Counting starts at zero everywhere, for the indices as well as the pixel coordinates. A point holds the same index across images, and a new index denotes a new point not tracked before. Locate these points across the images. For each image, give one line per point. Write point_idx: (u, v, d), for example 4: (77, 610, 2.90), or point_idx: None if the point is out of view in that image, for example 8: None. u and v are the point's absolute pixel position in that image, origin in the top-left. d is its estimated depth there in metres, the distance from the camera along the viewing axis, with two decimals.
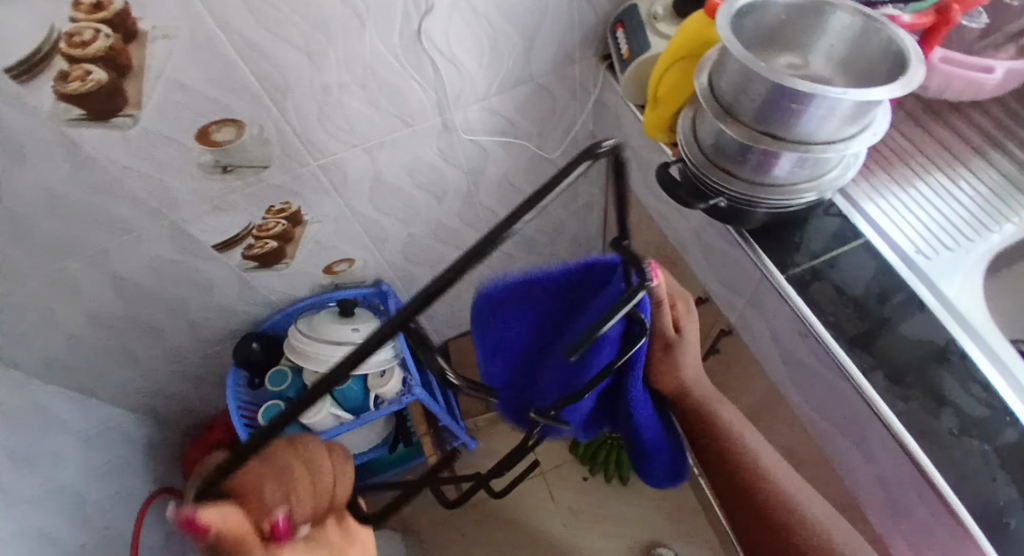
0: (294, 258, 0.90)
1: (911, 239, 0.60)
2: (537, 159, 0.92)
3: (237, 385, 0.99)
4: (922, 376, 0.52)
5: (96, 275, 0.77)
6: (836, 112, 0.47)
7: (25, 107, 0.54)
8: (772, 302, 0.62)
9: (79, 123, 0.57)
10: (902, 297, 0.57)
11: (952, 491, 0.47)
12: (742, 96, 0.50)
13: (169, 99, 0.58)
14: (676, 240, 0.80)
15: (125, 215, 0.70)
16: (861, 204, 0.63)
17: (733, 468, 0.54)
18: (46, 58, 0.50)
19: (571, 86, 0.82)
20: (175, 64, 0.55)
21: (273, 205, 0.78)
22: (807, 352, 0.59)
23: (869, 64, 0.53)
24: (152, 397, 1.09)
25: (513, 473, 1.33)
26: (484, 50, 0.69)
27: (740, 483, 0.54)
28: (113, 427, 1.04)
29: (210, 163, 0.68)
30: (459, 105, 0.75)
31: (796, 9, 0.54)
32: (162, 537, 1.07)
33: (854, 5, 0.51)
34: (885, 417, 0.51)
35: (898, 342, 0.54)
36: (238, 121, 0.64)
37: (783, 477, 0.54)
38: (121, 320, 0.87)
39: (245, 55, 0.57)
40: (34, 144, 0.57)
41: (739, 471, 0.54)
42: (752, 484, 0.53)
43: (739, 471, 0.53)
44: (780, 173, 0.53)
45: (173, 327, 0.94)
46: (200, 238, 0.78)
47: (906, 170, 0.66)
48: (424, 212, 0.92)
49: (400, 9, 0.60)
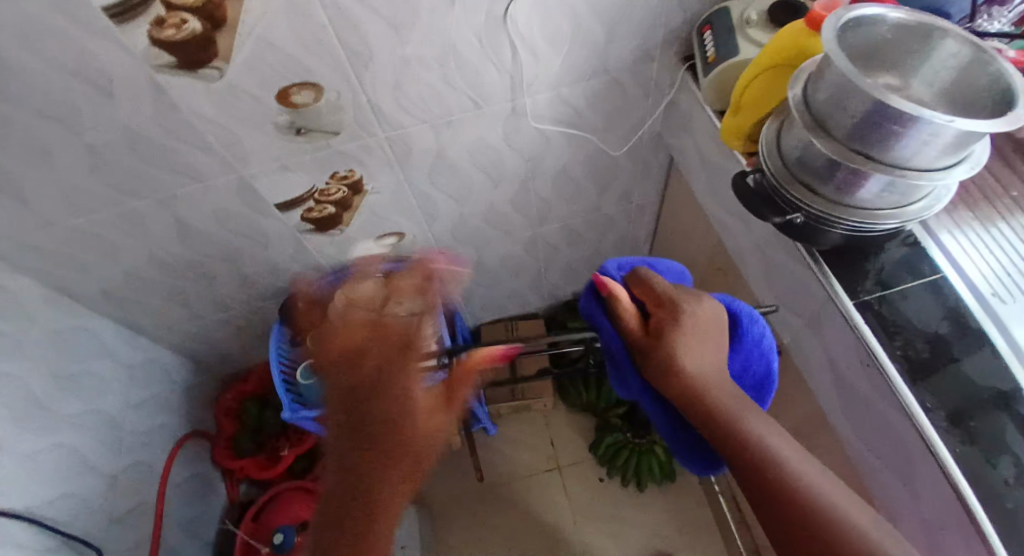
0: (349, 225, 0.92)
1: (988, 279, 0.57)
2: (599, 155, 0.91)
3: (280, 341, 1.02)
4: (985, 422, 0.50)
5: (164, 218, 0.80)
6: (937, 141, 0.45)
7: (121, 49, 0.55)
8: (834, 327, 0.60)
9: (168, 70, 0.59)
10: (973, 339, 0.54)
11: (998, 537, 0.45)
12: (837, 112, 0.49)
13: (255, 56, 0.60)
14: (734, 253, 0.78)
15: (198, 164, 0.73)
16: (940, 237, 0.61)
17: (732, 449, 0.45)
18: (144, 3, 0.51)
19: (646, 84, 0.80)
20: (267, 22, 0.56)
21: (337, 171, 0.80)
22: (863, 382, 0.57)
23: (973, 97, 0.51)
24: (197, 342, 1.13)
25: (531, 464, 1.33)
26: (564, 38, 0.69)
27: (746, 475, 0.44)
28: (158, 365, 1.08)
29: (286, 124, 0.70)
30: (530, 91, 0.75)
31: (903, 30, 0.52)
32: (190, 475, 1.11)
33: (965, 34, 0.48)
34: (940, 458, 0.49)
35: (962, 384, 0.52)
36: (317, 85, 0.65)
37: (802, 469, 0.43)
38: (179, 265, 0.90)
39: (333, 20, 0.58)
40: (127, 87, 0.60)
41: (744, 458, 0.44)
42: (754, 471, 0.44)
43: (741, 461, 0.44)
44: (866, 195, 0.52)
45: (226, 278, 0.97)
46: (264, 195, 0.80)
47: (995, 209, 0.62)
48: (480, 194, 0.93)
49: None
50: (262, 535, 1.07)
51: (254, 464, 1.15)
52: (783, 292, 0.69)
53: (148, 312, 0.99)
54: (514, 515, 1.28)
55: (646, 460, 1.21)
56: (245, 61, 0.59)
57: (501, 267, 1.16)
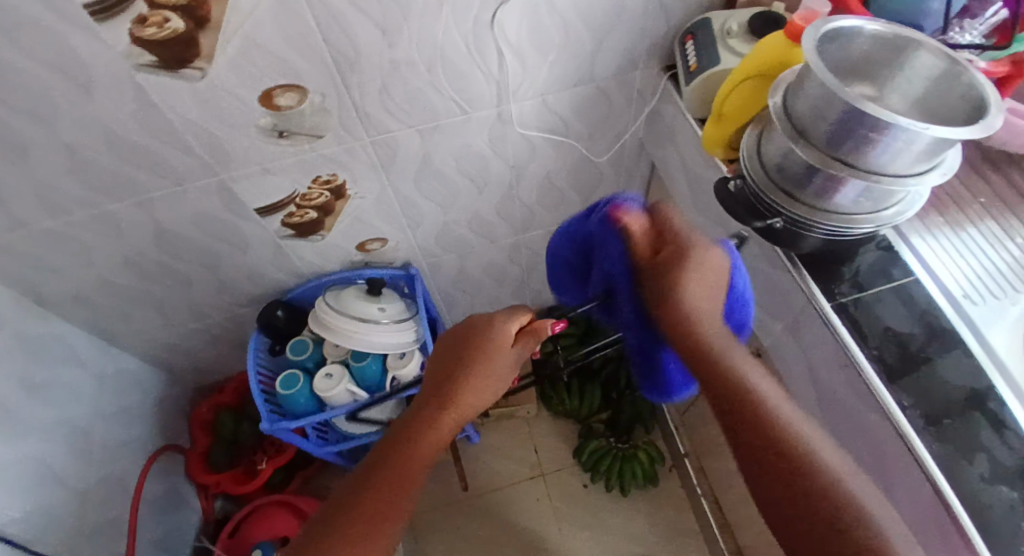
0: (331, 231, 0.91)
1: (959, 281, 0.60)
2: (583, 162, 0.92)
3: (258, 349, 1.00)
4: (959, 420, 0.51)
5: (138, 221, 0.78)
6: (911, 148, 0.47)
7: (101, 46, 0.54)
8: (813, 329, 0.61)
9: (149, 69, 0.57)
10: (945, 340, 0.56)
11: (976, 533, 0.46)
12: (816, 120, 0.51)
13: (240, 56, 0.59)
14: None
15: (177, 166, 0.71)
16: (912, 241, 0.63)
17: (743, 415, 0.47)
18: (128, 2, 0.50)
19: (629, 92, 0.81)
20: (254, 23, 0.56)
21: (320, 175, 0.79)
22: (842, 383, 0.59)
23: (946, 106, 0.53)
24: (170, 351, 1.10)
25: (513, 472, 1.33)
26: (551, 46, 0.70)
27: (754, 442, 0.47)
28: (129, 375, 1.05)
29: (269, 127, 0.69)
30: (516, 98, 0.76)
31: (880, 42, 0.54)
32: (161, 490, 1.07)
33: (939, 46, 0.51)
34: (918, 455, 0.50)
35: (937, 383, 0.53)
36: (302, 87, 0.64)
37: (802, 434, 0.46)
38: (153, 270, 0.88)
39: (321, 22, 0.58)
40: (105, 85, 0.58)
41: (754, 423, 0.47)
42: (762, 437, 0.46)
43: (752, 423, 0.47)
44: (843, 200, 0.54)
45: (204, 284, 0.94)
46: (245, 198, 0.79)
47: (961, 215, 0.65)
48: (464, 200, 0.93)
49: None
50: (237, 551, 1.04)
51: (232, 478, 1.12)
52: (763, 296, 0.70)
53: (120, 320, 0.96)
54: (496, 525, 1.26)
55: (629, 466, 1.21)
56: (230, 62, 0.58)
57: (484, 274, 1.16)
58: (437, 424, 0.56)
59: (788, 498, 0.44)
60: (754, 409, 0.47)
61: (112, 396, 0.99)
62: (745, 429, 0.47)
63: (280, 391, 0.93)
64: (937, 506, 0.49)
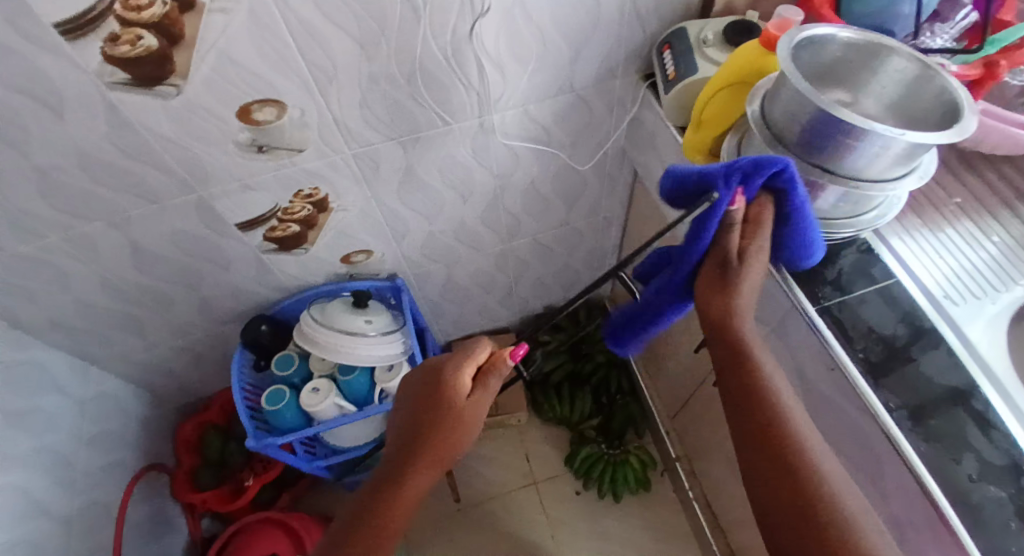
0: (314, 244, 0.90)
1: (938, 281, 0.61)
2: (567, 170, 0.93)
3: (243, 366, 0.98)
4: (944, 419, 0.52)
5: (115, 241, 0.76)
6: (888, 152, 0.47)
7: (70, 66, 0.53)
8: (798, 332, 0.62)
9: (122, 87, 0.56)
10: (927, 339, 0.57)
11: (967, 533, 0.46)
12: (793, 128, 0.51)
13: (215, 72, 0.58)
14: None
15: (153, 183, 0.69)
16: (890, 242, 0.64)
17: (749, 392, 0.51)
18: (97, 20, 0.49)
19: (610, 101, 0.82)
20: (229, 39, 0.55)
21: (301, 189, 0.78)
22: (828, 385, 0.59)
23: (921, 111, 0.54)
24: (152, 371, 1.07)
25: (505, 481, 1.32)
26: (531, 56, 0.70)
27: (758, 421, 0.50)
28: (110, 396, 1.02)
29: (247, 142, 0.68)
30: (498, 108, 0.75)
31: (854, 50, 0.55)
32: (145, 513, 1.05)
33: (911, 51, 0.52)
34: (906, 456, 0.50)
35: (921, 383, 0.54)
36: (281, 102, 0.64)
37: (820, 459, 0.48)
38: (132, 290, 0.86)
39: (298, 37, 0.57)
40: (75, 105, 0.57)
41: (757, 401, 0.50)
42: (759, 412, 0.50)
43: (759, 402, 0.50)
44: (824, 205, 0.55)
45: (185, 302, 0.93)
46: (226, 215, 0.78)
47: (937, 216, 0.66)
48: (448, 211, 0.92)
49: (456, 8, 0.60)
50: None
51: (219, 498, 1.10)
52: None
53: (100, 341, 0.94)
54: (491, 536, 1.25)
55: (622, 472, 1.21)
56: (206, 78, 0.58)
57: (471, 283, 1.16)
58: (404, 484, 0.58)
59: (789, 490, 0.47)
60: (757, 386, 0.51)
61: (92, 419, 0.97)
62: (751, 406, 0.50)
63: (266, 408, 0.92)
64: (928, 507, 0.49)
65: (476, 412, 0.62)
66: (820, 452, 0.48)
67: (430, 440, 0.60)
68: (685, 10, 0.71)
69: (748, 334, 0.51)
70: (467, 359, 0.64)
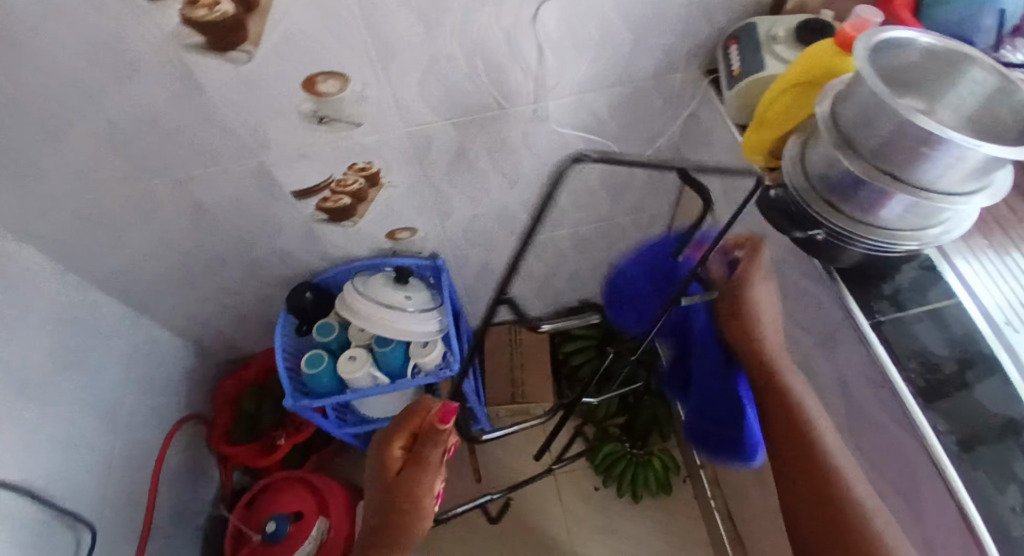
0: (363, 218, 0.92)
1: (1000, 306, 0.58)
2: (616, 163, 0.92)
3: (286, 330, 1.02)
4: (996, 449, 0.49)
5: (178, 198, 0.80)
6: (964, 163, 0.45)
7: (151, 26, 0.56)
8: (847, 345, 0.60)
9: (197, 51, 0.59)
10: (985, 365, 0.54)
11: None
12: (866, 130, 0.49)
13: (283, 42, 0.60)
14: None
15: (217, 146, 0.73)
16: (955, 263, 0.61)
17: (779, 406, 0.58)
18: None
19: (667, 95, 0.81)
20: (299, 9, 0.57)
21: (355, 162, 0.80)
22: (874, 402, 0.57)
23: (999, 126, 0.51)
24: (200, 327, 1.13)
25: (527, 468, 1.33)
26: (591, 44, 0.69)
27: (799, 448, 0.57)
28: (161, 346, 1.08)
29: (309, 113, 0.70)
30: (553, 95, 0.76)
31: (934, 56, 0.52)
32: (184, 459, 1.11)
33: (995, 63, 0.49)
34: (951, 482, 0.48)
35: (974, 410, 0.51)
36: (343, 75, 0.66)
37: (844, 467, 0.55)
38: (189, 246, 0.90)
39: (365, 12, 0.59)
40: (153, 65, 0.60)
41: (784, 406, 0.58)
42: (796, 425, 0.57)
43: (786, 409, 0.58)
44: (888, 215, 0.52)
45: (236, 263, 0.97)
46: (282, 181, 0.81)
47: (1008, 239, 0.63)
48: (495, 195, 0.93)
49: None
50: (251, 525, 1.06)
51: (252, 453, 1.15)
52: (801, 312, 0.69)
53: (156, 293, 0.99)
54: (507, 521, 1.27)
55: (643, 473, 1.20)
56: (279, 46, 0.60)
57: (511, 270, 1.17)
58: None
59: (811, 487, 0.56)
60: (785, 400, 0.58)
61: (142, 365, 1.02)
62: (793, 438, 0.58)
63: (303, 371, 0.95)
64: (969, 538, 0.47)
65: (424, 487, 0.64)
66: (841, 456, 0.56)
67: (395, 523, 0.64)
68: (754, 6, 0.69)
69: (769, 344, 0.61)
70: (400, 431, 0.66)
